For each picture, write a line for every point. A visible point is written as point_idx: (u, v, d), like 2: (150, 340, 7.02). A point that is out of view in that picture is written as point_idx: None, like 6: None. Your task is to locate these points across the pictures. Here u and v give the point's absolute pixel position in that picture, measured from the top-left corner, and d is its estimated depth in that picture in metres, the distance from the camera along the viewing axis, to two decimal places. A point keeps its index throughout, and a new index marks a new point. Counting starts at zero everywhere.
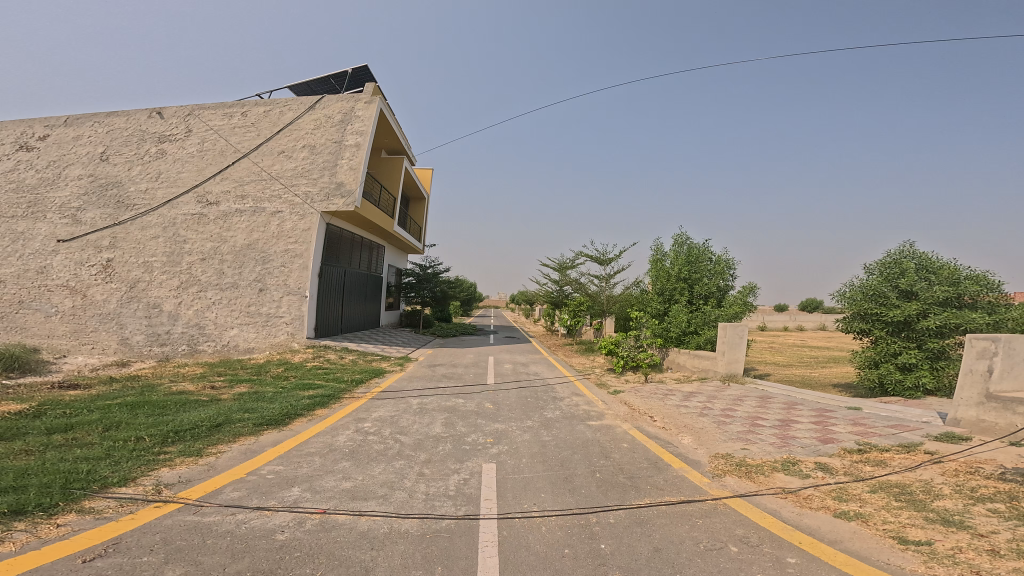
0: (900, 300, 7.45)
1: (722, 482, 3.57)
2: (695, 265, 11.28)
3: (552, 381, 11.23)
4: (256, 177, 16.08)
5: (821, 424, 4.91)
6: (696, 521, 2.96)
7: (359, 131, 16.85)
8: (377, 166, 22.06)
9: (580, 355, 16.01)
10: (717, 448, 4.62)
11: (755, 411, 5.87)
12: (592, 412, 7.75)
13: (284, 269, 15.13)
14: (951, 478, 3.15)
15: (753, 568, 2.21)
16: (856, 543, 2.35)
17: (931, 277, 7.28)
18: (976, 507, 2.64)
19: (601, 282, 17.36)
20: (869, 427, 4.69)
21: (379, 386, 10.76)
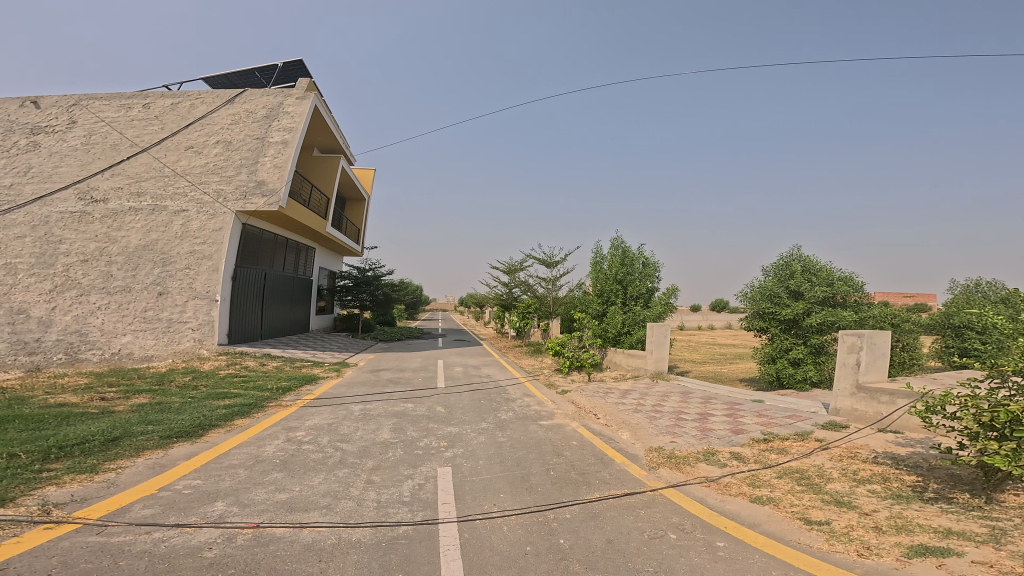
0: (790, 299, 8.81)
1: (657, 473, 4.07)
2: (629, 268, 12.23)
3: (503, 383, 11.52)
4: (157, 174, 14.17)
5: (732, 416, 5.75)
6: (640, 512, 3.38)
7: (287, 128, 15.58)
8: (307, 165, 20.56)
9: (529, 356, 16.56)
10: (651, 441, 5.21)
11: (680, 405, 6.68)
12: (543, 411, 8.17)
13: (190, 272, 13.52)
14: (839, 463, 3.92)
15: (690, 553, 2.63)
16: (771, 526, 2.87)
17: (812, 278, 8.71)
18: (856, 489, 3.33)
19: (548, 284, 18.05)
20: (771, 417, 5.60)
21: (310, 393, 10.20)
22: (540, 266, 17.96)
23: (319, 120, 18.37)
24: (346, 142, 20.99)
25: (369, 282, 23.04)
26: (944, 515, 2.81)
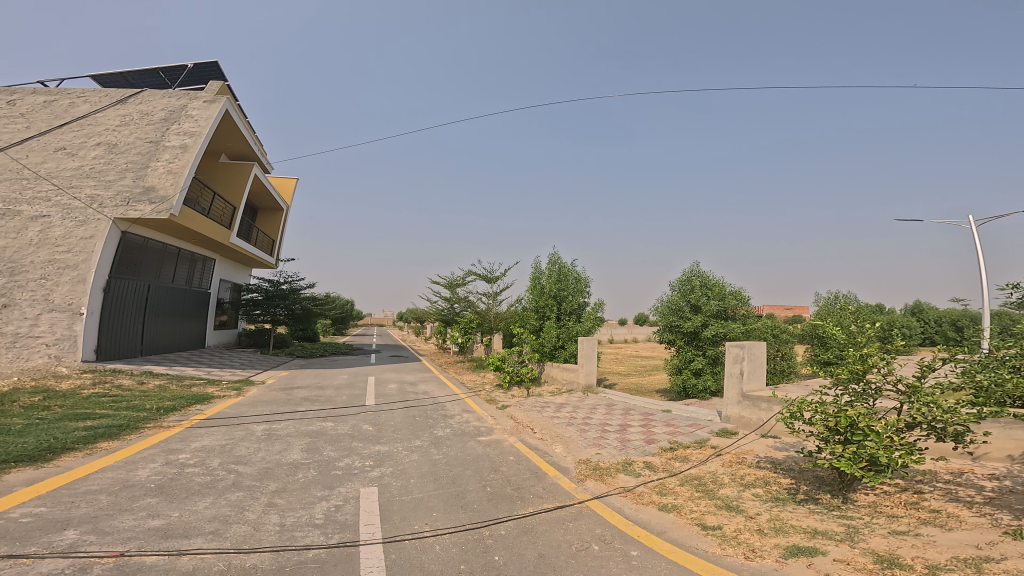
0: (691, 312, 10.01)
1: (585, 485, 4.38)
2: (563, 283, 12.82)
3: (441, 400, 11.31)
4: (11, 177, 11.70)
5: (646, 427, 6.37)
6: (568, 525, 3.62)
7: (189, 132, 13.82)
8: (211, 172, 18.35)
9: (470, 372, 16.46)
10: (581, 454, 5.57)
11: (605, 417, 7.20)
12: (481, 427, 8.21)
13: (47, 282, 11.21)
14: (729, 468, 4.57)
15: (610, 563, 2.90)
16: (677, 533, 3.26)
17: (708, 293, 9.98)
18: (744, 493, 3.91)
19: (489, 299, 18.11)
20: (676, 426, 6.33)
21: (200, 413, 9.05)
22: (480, 281, 17.99)
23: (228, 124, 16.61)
24: (260, 151, 19.26)
25: (283, 294, 21.04)
26: (809, 515, 3.40)
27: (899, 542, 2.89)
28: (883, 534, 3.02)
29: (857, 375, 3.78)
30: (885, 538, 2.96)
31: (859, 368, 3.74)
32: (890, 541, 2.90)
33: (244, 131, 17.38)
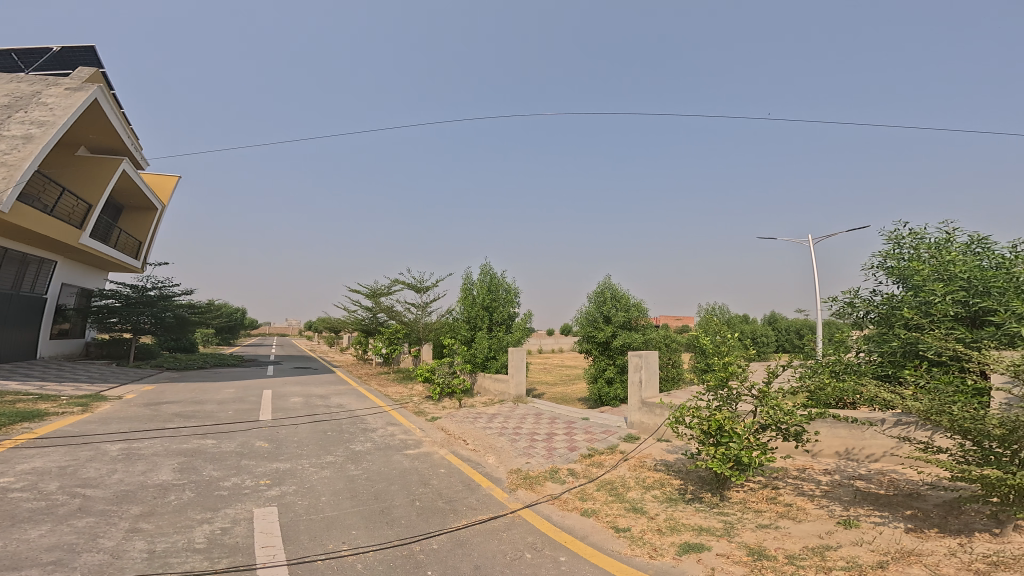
0: (603, 324, 11.12)
1: (516, 495, 4.84)
2: (493, 294, 13.29)
3: (359, 413, 10.83)
4: None
5: (569, 435, 6.98)
6: (501, 535, 3.97)
7: (37, 121, 11.31)
8: (59, 164, 15.04)
9: (395, 384, 15.93)
10: (512, 463, 5.96)
11: (533, 427, 7.68)
12: (408, 440, 8.14)
13: None
14: (633, 472, 5.31)
15: (540, 569, 3.28)
16: (595, 537, 3.77)
17: (618, 304, 11.15)
18: (646, 495, 4.61)
19: (417, 310, 17.63)
20: (593, 433, 7.05)
21: (32, 432, 7.50)
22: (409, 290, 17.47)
23: (98, 113, 14.02)
24: (129, 143, 16.24)
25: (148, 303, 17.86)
26: (695, 513, 4.11)
27: (764, 535, 3.58)
28: (753, 528, 3.72)
29: (723, 381, 4.64)
30: (754, 532, 3.66)
31: (723, 375, 4.61)
32: (757, 534, 3.61)
33: (116, 122, 14.69)
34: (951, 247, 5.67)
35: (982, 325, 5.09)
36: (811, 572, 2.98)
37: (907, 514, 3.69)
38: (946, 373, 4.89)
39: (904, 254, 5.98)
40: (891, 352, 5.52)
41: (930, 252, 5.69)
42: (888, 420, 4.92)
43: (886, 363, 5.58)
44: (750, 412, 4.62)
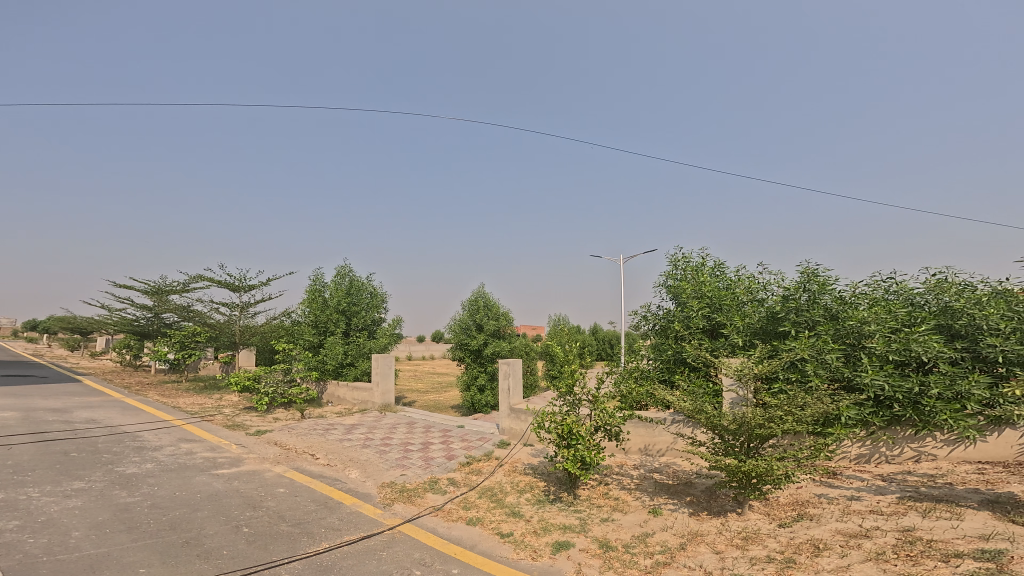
0: (475, 332, 11.73)
1: (393, 510, 4.87)
2: (354, 298, 13.23)
3: (132, 430, 8.57)
4: None
5: (446, 443, 7.23)
6: (381, 553, 3.97)
7: None
8: None
9: (187, 395, 12.93)
10: (381, 477, 5.86)
11: (405, 436, 7.63)
12: (220, 459, 6.94)
13: None
14: (510, 477, 5.90)
15: None
16: (484, 545, 4.16)
17: (489, 313, 11.86)
18: (521, 499, 5.23)
19: (234, 310, 14.78)
20: (470, 441, 7.45)
21: None
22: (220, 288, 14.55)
23: None
24: None
25: None
26: (559, 512, 4.89)
27: (606, 528, 4.55)
28: (598, 522, 4.67)
29: (570, 387, 5.46)
30: (600, 525, 4.63)
31: (570, 382, 5.44)
32: (602, 527, 4.58)
33: None
34: (705, 270, 7.55)
35: (718, 333, 7.22)
36: (641, 557, 3.98)
37: (687, 500, 5.20)
38: (699, 377, 6.90)
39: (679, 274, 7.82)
40: (668, 357, 7.34)
41: (691, 273, 7.61)
42: (669, 418, 6.60)
43: (664, 367, 7.40)
44: (585, 415, 5.48)
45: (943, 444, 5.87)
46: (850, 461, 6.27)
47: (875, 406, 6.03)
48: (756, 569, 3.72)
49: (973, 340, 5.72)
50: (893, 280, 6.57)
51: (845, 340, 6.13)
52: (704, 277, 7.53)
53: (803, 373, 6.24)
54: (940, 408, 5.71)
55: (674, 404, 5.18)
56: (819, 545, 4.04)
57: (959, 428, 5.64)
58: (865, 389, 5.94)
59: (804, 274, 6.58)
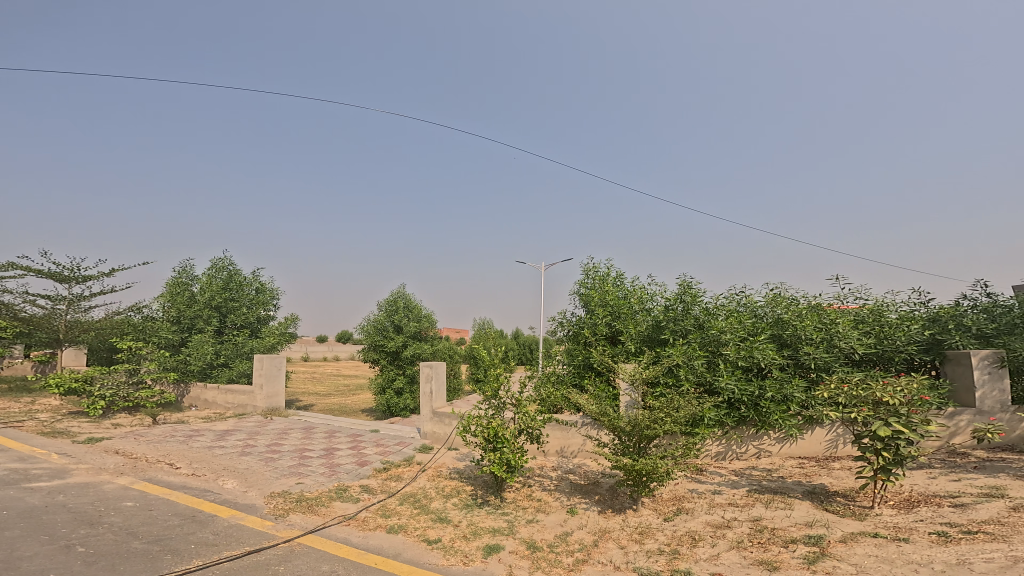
0: (394, 333, 12.39)
1: (289, 521, 4.28)
2: (233, 292, 11.84)
3: None
4: None
5: (356, 449, 6.72)
6: (279, 568, 3.44)
7: None
8: None
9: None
10: (271, 486, 5.12)
11: (301, 443, 6.84)
12: (33, 468, 5.33)
13: None
14: (433, 481, 5.62)
15: None
16: (409, 553, 3.88)
17: (410, 315, 12.64)
18: (448, 504, 4.98)
19: (57, 301, 11.44)
20: (386, 445, 6.99)
21: None
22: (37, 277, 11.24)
23: None
24: None
25: None
26: (487, 516, 4.78)
27: (532, 528, 4.57)
28: (524, 523, 4.68)
29: (495, 391, 5.45)
30: (526, 526, 4.63)
31: (494, 386, 5.40)
32: (528, 528, 4.59)
33: None
34: (610, 278, 7.46)
35: (617, 340, 7.25)
36: (564, 556, 4.06)
37: (596, 498, 5.50)
38: (603, 381, 7.15)
39: (589, 282, 7.53)
40: (578, 363, 7.38)
41: (599, 281, 7.43)
42: (580, 421, 6.84)
43: (575, 372, 7.43)
44: (510, 419, 5.48)
45: (776, 441, 6.64)
46: (711, 458, 6.74)
47: (728, 407, 6.61)
48: (652, 562, 4.05)
49: (795, 349, 6.56)
50: (744, 296, 7.04)
51: (707, 348, 6.66)
52: (607, 286, 7.38)
53: (676, 377, 6.67)
54: (772, 409, 6.45)
55: (584, 407, 5.33)
56: (694, 536, 4.50)
57: (784, 425, 6.41)
58: (722, 392, 6.46)
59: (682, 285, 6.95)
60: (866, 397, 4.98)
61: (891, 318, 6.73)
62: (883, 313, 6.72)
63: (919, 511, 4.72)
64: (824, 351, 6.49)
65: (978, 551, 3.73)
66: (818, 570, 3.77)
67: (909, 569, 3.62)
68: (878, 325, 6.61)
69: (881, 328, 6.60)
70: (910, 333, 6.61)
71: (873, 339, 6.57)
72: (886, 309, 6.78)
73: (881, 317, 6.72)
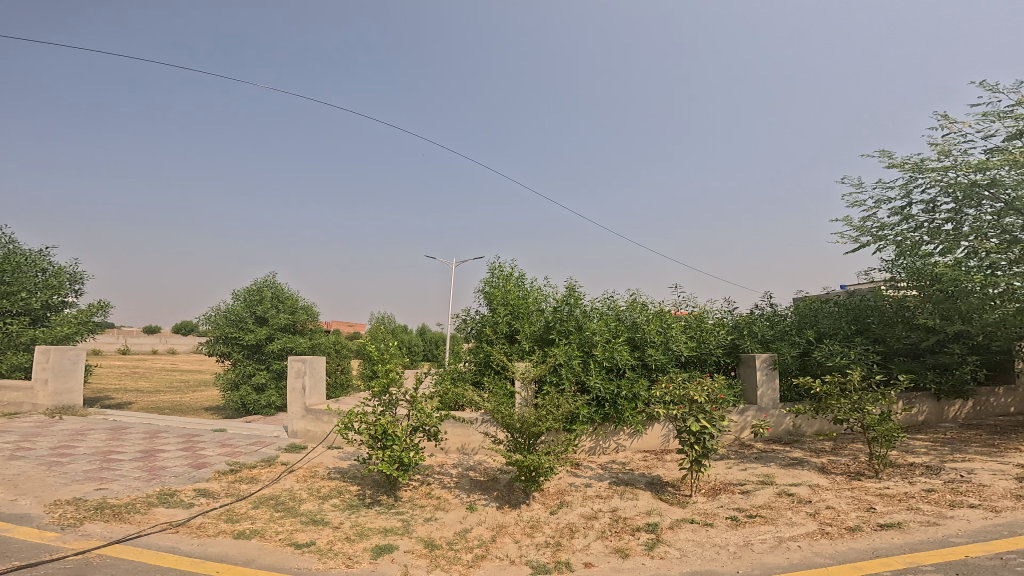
0: (255, 325, 11.30)
1: (85, 531, 4.19)
2: (9, 275, 10.15)
3: None
4: None
5: (194, 450, 6.81)
6: None
7: None
8: None
9: None
10: (57, 493, 4.98)
11: (108, 446, 6.91)
12: None
13: None
14: (303, 483, 5.62)
15: None
16: (267, 559, 3.83)
17: (278, 306, 11.56)
18: (325, 506, 4.97)
19: None
20: (235, 446, 7.09)
21: None
22: None
23: None
24: None
25: None
26: (378, 516, 4.75)
27: (430, 527, 4.56)
28: (422, 522, 4.65)
29: (385, 387, 5.04)
30: (423, 525, 4.61)
31: (385, 382, 4.99)
32: (426, 526, 4.57)
33: None
34: (514, 276, 7.62)
35: (514, 338, 7.38)
36: (464, 552, 4.10)
37: (496, 494, 5.44)
38: (501, 379, 7.10)
39: (494, 280, 7.61)
40: (481, 360, 7.32)
41: (503, 281, 7.52)
42: (479, 419, 6.67)
43: (478, 369, 7.36)
44: (404, 415, 5.15)
45: (629, 437, 7.38)
46: (585, 452, 7.19)
47: (596, 405, 7.14)
48: (540, 555, 4.14)
49: (643, 351, 7.38)
50: (610, 300, 7.70)
51: (583, 348, 7.12)
52: (511, 285, 7.50)
53: (558, 376, 6.96)
54: (624, 405, 7.12)
55: (479, 406, 5.43)
56: (573, 528, 4.71)
57: (632, 420, 7.16)
58: (591, 391, 6.99)
59: (569, 289, 7.39)
60: (683, 396, 5.78)
61: (708, 324, 8.18)
62: (702, 320, 8.14)
63: (720, 498, 5.70)
64: (662, 353, 7.39)
65: (755, 533, 4.73)
66: (655, 555, 4.23)
67: (714, 551, 4.34)
68: (698, 329, 7.99)
69: (701, 333, 7.99)
70: (717, 337, 8.11)
71: (694, 343, 7.87)
72: (706, 317, 8.23)
73: (701, 324, 8.13)
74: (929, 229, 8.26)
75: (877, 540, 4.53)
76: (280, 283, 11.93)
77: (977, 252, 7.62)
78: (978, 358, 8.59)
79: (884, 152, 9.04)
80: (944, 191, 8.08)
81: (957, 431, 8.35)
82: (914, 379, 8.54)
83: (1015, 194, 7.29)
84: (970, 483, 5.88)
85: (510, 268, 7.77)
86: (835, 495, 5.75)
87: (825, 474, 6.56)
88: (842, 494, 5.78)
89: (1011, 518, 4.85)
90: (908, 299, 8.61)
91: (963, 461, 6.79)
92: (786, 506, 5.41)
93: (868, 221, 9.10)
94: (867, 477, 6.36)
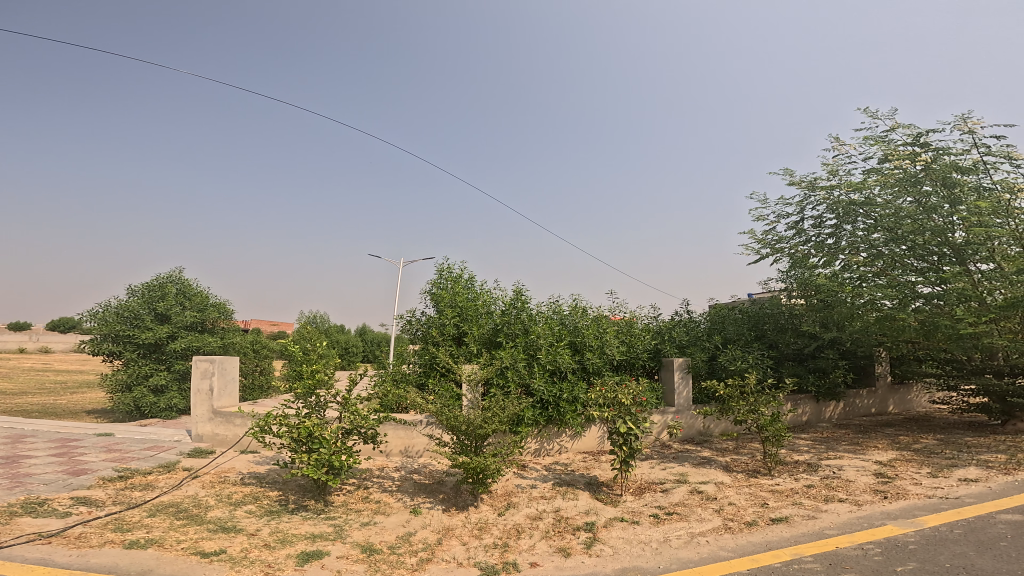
0: (154, 322, 9.85)
1: None
2: None
3: None
4: None
5: (71, 456, 5.71)
6: None
7: None
8: None
9: None
10: None
11: None
12: None
13: None
14: (210, 489, 4.90)
15: None
16: (165, 570, 3.28)
17: (184, 302, 10.17)
18: (239, 512, 4.38)
19: None
20: (124, 451, 6.03)
21: None
22: None
23: None
24: None
25: None
26: (304, 522, 4.28)
27: (368, 531, 4.22)
28: (358, 527, 4.28)
29: (310, 389, 4.63)
30: (360, 530, 4.25)
31: (310, 383, 4.59)
32: (363, 531, 4.22)
33: None
34: (462, 279, 7.50)
35: (461, 340, 7.25)
36: (407, 556, 3.85)
37: (441, 497, 5.20)
38: (447, 381, 6.88)
39: (441, 282, 7.45)
40: (426, 362, 7.07)
41: (451, 282, 7.38)
42: (423, 421, 6.38)
43: (423, 371, 7.10)
44: (334, 419, 4.76)
45: (571, 438, 7.54)
46: (529, 453, 7.20)
47: (540, 407, 7.22)
48: (488, 556, 4.02)
49: (582, 354, 7.63)
50: (551, 305, 7.85)
51: (527, 351, 7.18)
52: (459, 287, 7.37)
53: (504, 379, 6.99)
54: (566, 407, 7.26)
55: (421, 408, 5.18)
56: (519, 529, 4.64)
57: (573, 422, 7.32)
58: (535, 393, 7.08)
59: (514, 292, 7.46)
60: (615, 399, 6.03)
61: (637, 330, 8.73)
62: (633, 326, 8.67)
63: (644, 496, 6.00)
64: (598, 356, 7.68)
65: (673, 529, 5.03)
66: (592, 553, 4.31)
67: (640, 547, 4.52)
68: (629, 334, 8.48)
69: (631, 339, 8.48)
70: (644, 342, 8.66)
71: (626, 347, 8.33)
72: (635, 322, 8.77)
73: (632, 329, 8.66)
74: (815, 243, 9.73)
75: (770, 533, 5.04)
76: (188, 278, 10.54)
77: (849, 265, 9.09)
78: (848, 363, 10.14)
79: (787, 170, 10.48)
80: (829, 207, 9.62)
81: (831, 430, 9.75)
82: (800, 381, 9.86)
83: (881, 213, 8.87)
84: (840, 479, 6.85)
85: (459, 269, 7.65)
86: (736, 491, 6.36)
87: (730, 472, 7.23)
88: (743, 491, 6.40)
89: (869, 511, 5.64)
90: (795, 306, 9.99)
91: (835, 458, 7.90)
92: (697, 503, 5.86)
93: (770, 234, 10.49)
94: (763, 474, 7.14)
